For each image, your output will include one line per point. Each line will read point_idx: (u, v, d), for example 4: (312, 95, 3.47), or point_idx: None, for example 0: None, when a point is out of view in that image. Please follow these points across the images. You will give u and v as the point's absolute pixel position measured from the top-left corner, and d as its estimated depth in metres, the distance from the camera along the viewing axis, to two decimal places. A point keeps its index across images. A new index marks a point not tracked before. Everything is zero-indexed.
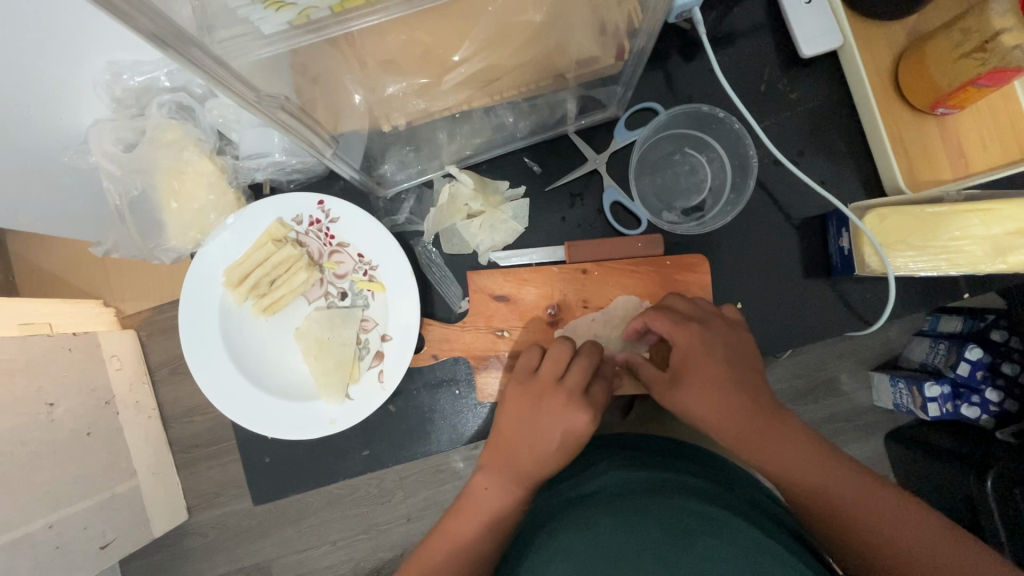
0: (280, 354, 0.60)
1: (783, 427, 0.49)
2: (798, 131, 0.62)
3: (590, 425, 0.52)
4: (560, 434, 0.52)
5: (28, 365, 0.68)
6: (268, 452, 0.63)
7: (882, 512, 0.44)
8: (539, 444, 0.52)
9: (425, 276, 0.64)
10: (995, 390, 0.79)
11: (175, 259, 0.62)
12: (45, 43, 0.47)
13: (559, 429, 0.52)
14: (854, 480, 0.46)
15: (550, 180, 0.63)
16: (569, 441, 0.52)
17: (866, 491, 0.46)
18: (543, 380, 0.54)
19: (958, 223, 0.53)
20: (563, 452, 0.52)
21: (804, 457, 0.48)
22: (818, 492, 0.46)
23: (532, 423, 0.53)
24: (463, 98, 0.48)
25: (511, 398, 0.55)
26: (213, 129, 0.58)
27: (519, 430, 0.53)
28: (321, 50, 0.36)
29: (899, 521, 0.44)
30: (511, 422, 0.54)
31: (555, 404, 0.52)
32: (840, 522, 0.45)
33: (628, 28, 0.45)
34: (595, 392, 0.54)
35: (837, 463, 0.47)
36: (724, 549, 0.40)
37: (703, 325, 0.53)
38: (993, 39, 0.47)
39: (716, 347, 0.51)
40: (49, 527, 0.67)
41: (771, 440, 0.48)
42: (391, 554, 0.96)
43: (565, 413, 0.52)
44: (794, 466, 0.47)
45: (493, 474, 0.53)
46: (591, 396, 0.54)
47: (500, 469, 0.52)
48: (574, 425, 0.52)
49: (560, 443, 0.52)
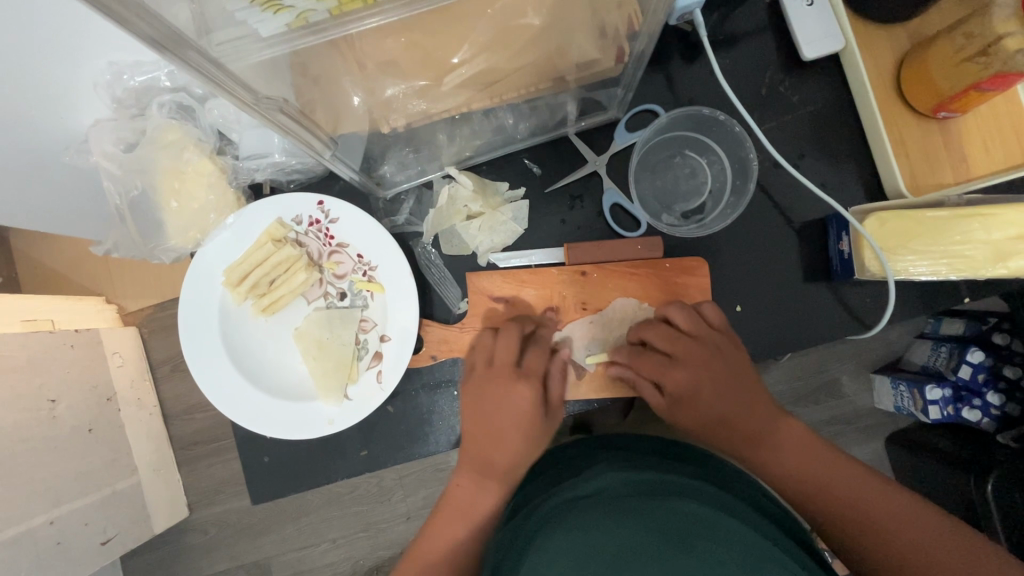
0: (279, 353, 0.61)
1: (784, 432, 0.51)
2: (799, 134, 0.61)
3: (529, 390, 0.55)
4: (507, 411, 0.54)
5: (28, 361, 0.67)
6: (267, 451, 0.63)
7: (879, 508, 0.45)
8: (502, 428, 0.54)
9: (424, 277, 0.64)
10: (998, 393, 0.78)
11: (174, 258, 0.62)
12: (42, 43, 0.46)
13: (503, 407, 0.54)
14: (853, 475, 0.47)
15: (551, 181, 0.63)
16: (523, 417, 0.54)
17: (863, 487, 0.46)
18: (478, 370, 0.57)
19: (959, 228, 0.52)
20: (524, 432, 0.54)
21: (797, 452, 0.50)
22: (818, 487, 0.48)
23: (490, 409, 0.55)
24: (462, 101, 0.48)
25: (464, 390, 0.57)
26: (214, 129, 0.58)
27: (475, 422, 0.55)
28: (319, 52, 0.37)
29: (893, 515, 0.44)
30: (468, 416, 0.56)
31: (494, 385, 0.56)
32: (844, 517, 0.45)
33: (629, 30, 0.45)
34: (533, 366, 0.56)
35: (834, 458, 0.49)
36: (726, 555, 0.39)
37: (688, 365, 0.55)
38: (996, 44, 0.46)
39: (708, 383, 0.54)
40: (50, 522, 0.67)
41: (763, 443, 0.51)
42: (390, 553, 0.96)
43: (508, 389, 0.55)
44: (794, 466, 0.49)
45: (475, 469, 0.53)
46: (525, 368, 0.56)
47: (479, 469, 0.53)
48: (526, 399, 0.55)
49: (518, 420, 0.54)
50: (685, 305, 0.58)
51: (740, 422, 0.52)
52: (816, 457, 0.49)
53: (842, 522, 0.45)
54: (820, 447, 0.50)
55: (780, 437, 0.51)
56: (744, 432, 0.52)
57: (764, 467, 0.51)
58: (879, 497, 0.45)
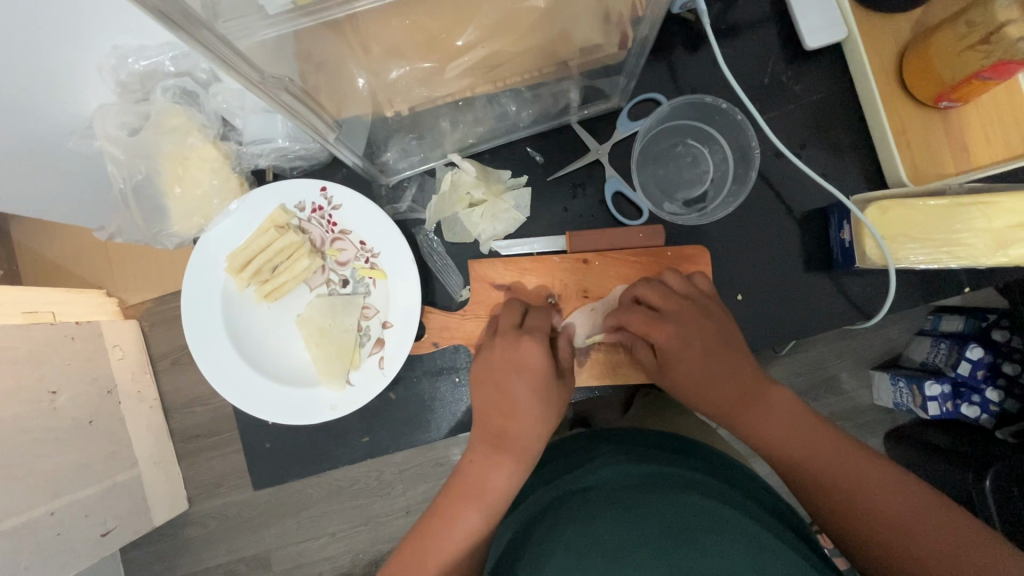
0: (280, 339, 0.61)
1: (773, 396, 0.51)
2: (801, 123, 0.62)
3: (539, 349, 0.54)
4: (519, 371, 0.54)
5: (29, 353, 0.68)
6: (268, 437, 0.63)
7: (863, 480, 0.44)
8: (515, 392, 0.53)
9: (427, 264, 0.64)
10: (996, 390, 0.79)
11: (179, 244, 0.63)
12: (46, 26, 0.46)
13: (513, 366, 0.54)
14: (840, 445, 0.47)
15: (554, 169, 0.63)
16: (536, 378, 0.53)
17: (847, 455, 0.46)
18: (486, 340, 0.58)
19: (960, 216, 0.53)
20: (538, 395, 0.53)
21: (784, 421, 0.50)
22: (802, 453, 0.47)
23: (500, 377, 0.54)
24: (466, 85, 0.48)
25: (475, 368, 0.57)
26: (217, 114, 0.58)
27: (485, 387, 0.55)
28: (324, 32, 0.37)
29: (876, 486, 0.44)
30: (479, 383, 0.56)
31: (500, 347, 0.55)
32: (830, 489, 0.45)
33: (633, 16, 0.45)
34: (537, 323, 0.56)
35: (819, 426, 0.49)
36: (726, 544, 0.39)
37: (676, 318, 0.54)
38: (998, 32, 0.46)
39: (698, 337, 0.53)
40: (51, 513, 0.68)
41: (753, 409, 0.51)
42: (390, 547, 0.96)
43: (516, 351, 0.54)
44: (780, 432, 0.49)
45: (486, 447, 0.52)
46: (529, 328, 0.56)
47: (491, 443, 0.52)
48: (534, 364, 0.54)
49: (532, 386, 0.53)
50: (678, 271, 0.58)
51: (736, 389, 0.51)
52: (800, 424, 0.49)
53: (840, 511, 0.44)
54: (808, 422, 0.49)
55: (771, 406, 0.51)
56: (738, 399, 0.51)
57: (756, 434, 0.50)
58: (865, 468, 0.45)
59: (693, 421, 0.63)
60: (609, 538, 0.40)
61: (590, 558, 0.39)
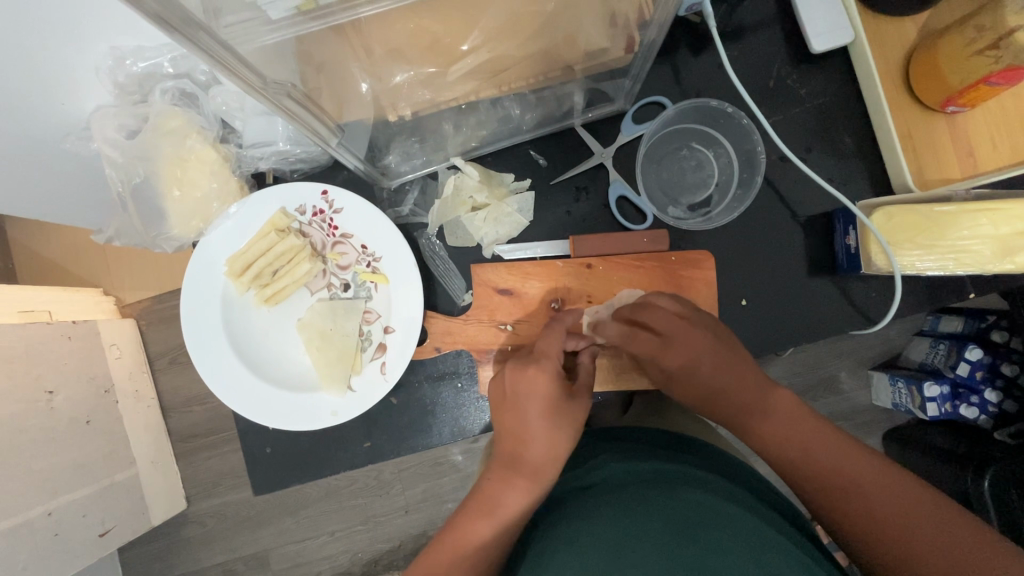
0: (281, 344, 0.60)
1: (770, 397, 0.50)
2: (806, 126, 0.61)
3: (546, 377, 0.52)
4: (531, 400, 0.52)
5: (27, 352, 0.67)
6: (269, 442, 0.63)
7: (861, 475, 0.43)
8: (529, 419, 0.51)
9: (429, 269, 0.64)
10: (994, 390, 0.79)
11: (177, 248, 0.62)
12: (42, 27, 0.45)
13: (523, 394, 0.52)
14: (839, 444, 0.46)
15: (557, 173, 0.63)
16: (550, 405, 0.51)
17: (846, 452, 0.45)
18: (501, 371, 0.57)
19: (968, 221, 0.52)
20: (554, 420, 0.51)
21: (782, 419, 0.49)
22: (801, 453, 0.46)
23: (511, 405, 0.52)
24: (470, 89, 0.48)
25: (490, 393, 0.56)
26: (217, 117, 0.57)
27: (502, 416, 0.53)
28: (327, 36, 0.36)
29: (874, 483, 0.42)
30: (496, 410, 0.54)
31: (513, 375, 0.53)
32: (828, 485, 0.44)
33: (639, 20, 0.44)
34: (546, 348, 0.54)
35: (818, 424, 0.48)
36: (733, 543, 0.38)
37: (682, 343, 0.53)
38: (1008, 37, 0.46)
39: (704, 360, 0.52)
40: (48, 513, 0.67)
41: (753, 411, 0.50)
42: (388, 546, 0.96)
43: (524, 378, 0.52)
44: (780, 430, 0.48)
45: (500, 471, 0.50)
46: (539, 353, 0.54)
47: (506, 464, 0.50)
48: (544, 389, 0.52)
49: (545, 412, 0.51)
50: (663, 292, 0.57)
51: (727, 394, 0.51)
52: (800, 423, 0.48)
53: (841, 511, 0.43)
54: (804, 419, 0.48)
55: (771, 406, 0.50)
56: (739, 399, 0.51)
57: (757, 438, 0.49)
58: (864, 465, 0.44)
59: (696, 420, 0.62)
60: (609, 539, 0.40)
61: (585, 559, 0.39)
